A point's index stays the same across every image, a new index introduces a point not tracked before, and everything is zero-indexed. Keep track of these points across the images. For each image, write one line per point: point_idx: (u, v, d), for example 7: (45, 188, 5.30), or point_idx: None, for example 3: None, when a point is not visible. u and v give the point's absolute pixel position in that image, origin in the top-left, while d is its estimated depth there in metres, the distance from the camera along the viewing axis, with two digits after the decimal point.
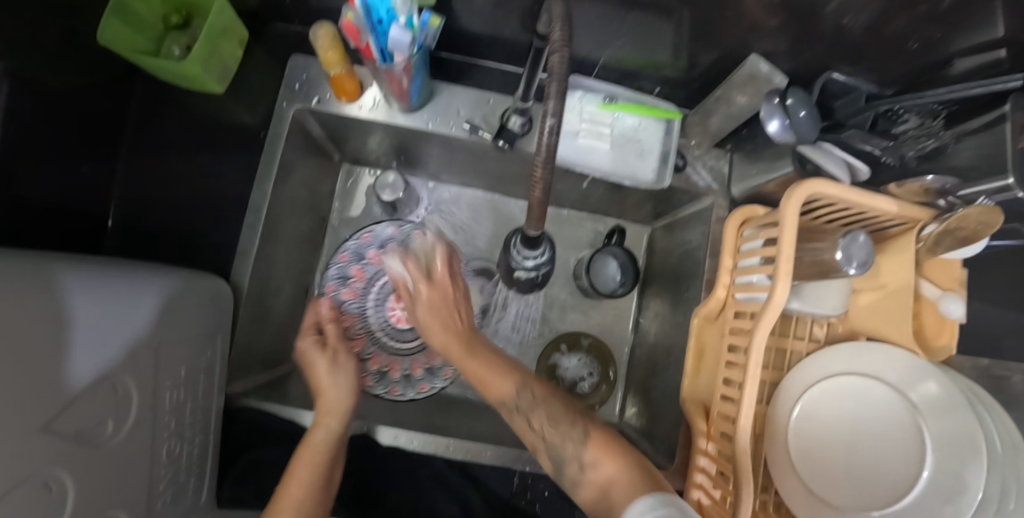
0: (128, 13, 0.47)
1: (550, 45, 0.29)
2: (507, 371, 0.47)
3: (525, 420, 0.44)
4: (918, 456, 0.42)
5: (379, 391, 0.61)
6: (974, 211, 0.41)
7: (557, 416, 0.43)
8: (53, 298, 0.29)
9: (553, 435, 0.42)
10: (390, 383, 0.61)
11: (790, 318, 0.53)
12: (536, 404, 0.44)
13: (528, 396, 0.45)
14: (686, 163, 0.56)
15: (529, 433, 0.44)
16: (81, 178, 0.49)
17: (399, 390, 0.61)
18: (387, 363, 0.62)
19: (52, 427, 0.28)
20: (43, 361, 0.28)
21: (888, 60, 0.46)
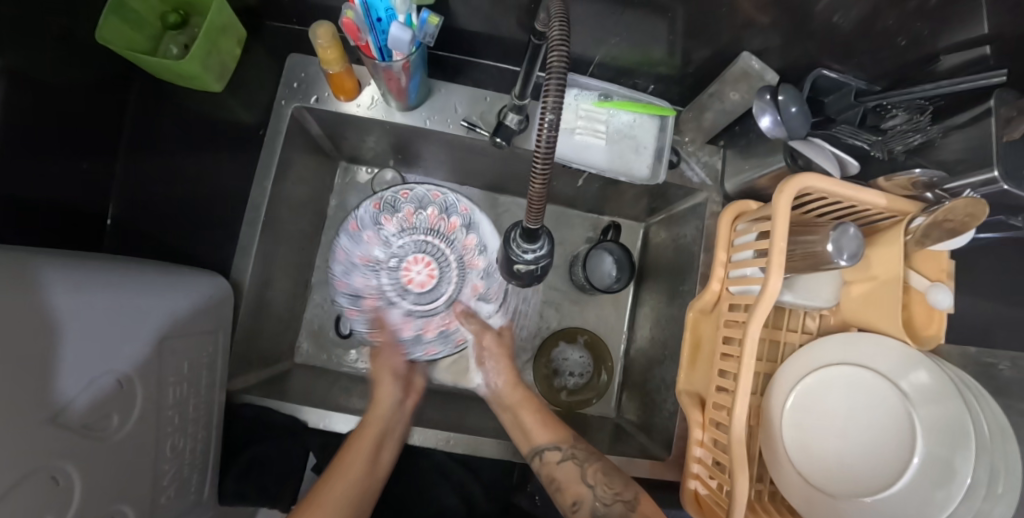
0: (127, 11, 0.47)
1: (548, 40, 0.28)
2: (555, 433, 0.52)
3: (578, 468, 0.49)
4: (908, 443, 0.42)
5: (416, 352, 0.62)
6: (960, 204, 0.41)
7: (612, 474, 0.47)
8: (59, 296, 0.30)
9: (604, 488, 0.47)
10: (426, 344, 0.62)
11: (783, 310, 0.54)
12: (591, 454, 0.50)
13: (578, 453, 0.50)
14: (680, 159, 0.57)
15: (576, 482, 0.48)
16: (79, 175, 0.49)
17: (434, 350, 0.62)
18: (422, 326, 0.62)
19: (60, 420, 0.29)
20: (38, 359, 0.28)
21: (877, 56, 0.46)
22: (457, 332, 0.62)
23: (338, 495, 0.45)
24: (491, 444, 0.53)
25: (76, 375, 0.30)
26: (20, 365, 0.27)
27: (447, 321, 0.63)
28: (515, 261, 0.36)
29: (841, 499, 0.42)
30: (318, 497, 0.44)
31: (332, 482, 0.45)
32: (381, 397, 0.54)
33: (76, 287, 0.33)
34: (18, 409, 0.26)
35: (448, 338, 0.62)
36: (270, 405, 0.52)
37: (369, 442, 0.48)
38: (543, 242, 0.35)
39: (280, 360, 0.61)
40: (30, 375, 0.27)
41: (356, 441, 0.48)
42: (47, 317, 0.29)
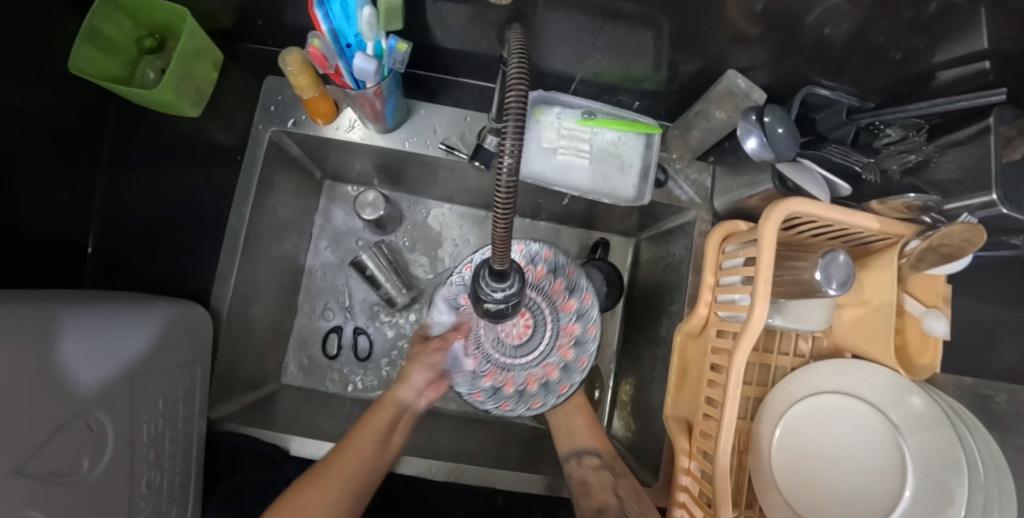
0: (100, 38, 0.47)
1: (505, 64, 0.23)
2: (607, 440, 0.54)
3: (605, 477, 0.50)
4: (900, 476, 0.41)
5: (489, 408, 0.51)
6: (957, 228, 0.39)
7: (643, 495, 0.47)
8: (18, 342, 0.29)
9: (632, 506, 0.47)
10: (501, 398, 0.51)
11: (775, 333, 0.53)
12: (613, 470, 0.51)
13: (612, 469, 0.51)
14: (667, 177, 0.56)
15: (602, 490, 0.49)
16: (56, 205, 0.48)
17: (481, 399, 0.51)
18: (503, 379, 0.52)
19: (26, 469, 0.28)
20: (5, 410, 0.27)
21: (870, 72, 0.44)
22: (563, 379, 0.51)
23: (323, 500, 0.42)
24: (476, 470, 0.52)
25: (42, 422, 0.29)
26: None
27: (563, 354, 0.52)
28: (484, 300, 0.35)
29: None
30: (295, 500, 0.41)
31: (310, 489, 0.42)
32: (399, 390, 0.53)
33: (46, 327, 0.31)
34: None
35: (523, 397, 0.51)
36: (252, 432, 0.51)
37: (354, 448, 0.47)
38: (513, 279, 0.34)
39: (266, 384, 0.61)
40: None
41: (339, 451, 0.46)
42: (16, 361, 0.29)
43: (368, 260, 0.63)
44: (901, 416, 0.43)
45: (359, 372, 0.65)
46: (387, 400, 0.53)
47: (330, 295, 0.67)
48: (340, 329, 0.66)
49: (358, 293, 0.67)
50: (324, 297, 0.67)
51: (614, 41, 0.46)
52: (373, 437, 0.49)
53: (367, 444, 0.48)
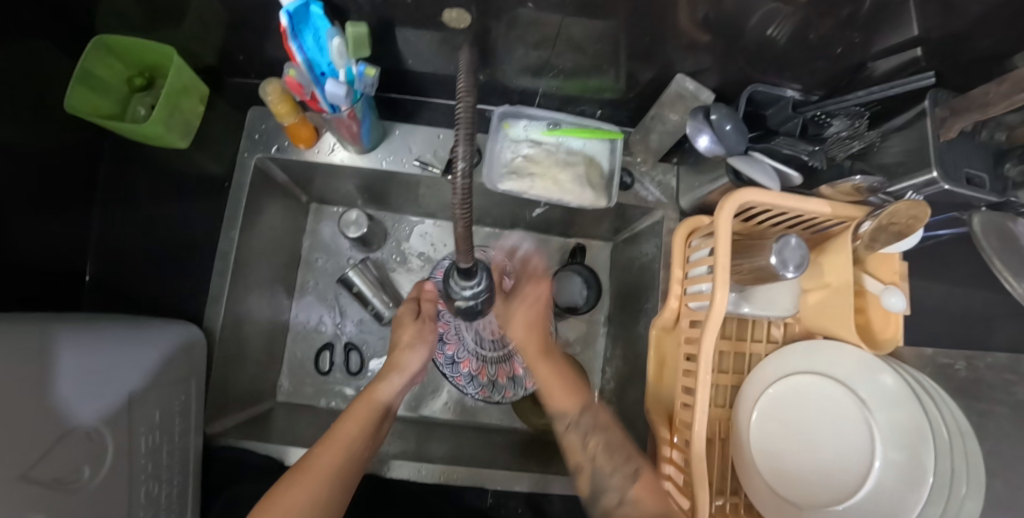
0: (93, 80, 0.51)
1: None
2: (575, 389, 0.55)
3: (581, 437, 0.51)
4: (870, 448, 0.42)
5: (470, 391, 0.65)
6: (902, 206, 0.41)
7: (613, 448, 0.48)
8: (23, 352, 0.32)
9: (605, 462, 0.47)
10: (478, 385, 0.65)
11: (747, 322, 0.54)
12: (596, 427, 0.51)
13: (589, 419, 0.52)
14: (634, 180, 0.59)
15: (577, 451, 0.50)
16: (54, 237, 0.51)
17: (462, 383, 0.64)
18: (494, 372, 0.64)
19: (30, 475, 0.31)
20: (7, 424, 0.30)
21: (812, 68, 0.47)
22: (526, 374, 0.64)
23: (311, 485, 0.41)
24: (465, 471, 0.52)
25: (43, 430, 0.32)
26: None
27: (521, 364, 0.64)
28: (455, 297, 0.37)
29: (807, 510, 0.42)
30: (307, 465, 0.43)
31: (321, 453, 0.44)
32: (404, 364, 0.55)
33: None
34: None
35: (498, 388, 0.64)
36: (247, 446, 0.52)
37: (357, 422, 0.49)
38: (481, 277, 0.37)
39: (261, 401, 0.63)
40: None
41: (342, 424, 0.48)
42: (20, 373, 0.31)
43: (356, 277, 0.65)
44: (871, 391, 0.43)
45: (352, 387, 0.67)
46: (378, 390, 0.53)
47: (321, 313, 0.70)
48: (332, 345, 0.68)
49: (349, 310, 0.70)
50: (314, 315, 0.70)
51: (567, 55, 0.50)
52: (372, 414, 0.51)
53: (366, 423, 0.49)
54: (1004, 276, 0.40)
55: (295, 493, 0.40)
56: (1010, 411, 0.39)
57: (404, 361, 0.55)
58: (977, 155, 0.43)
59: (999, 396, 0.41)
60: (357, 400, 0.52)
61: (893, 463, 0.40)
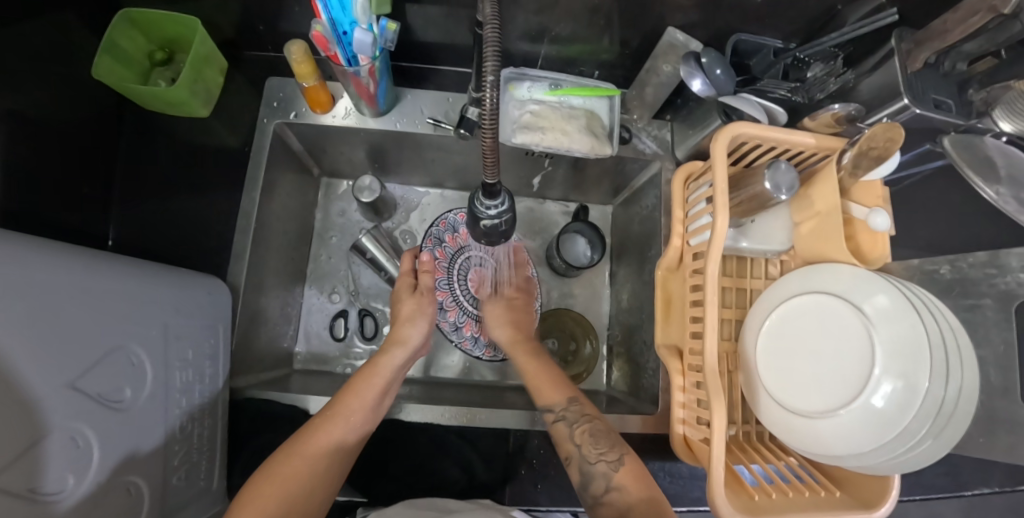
0: (117, 50, 0.54)
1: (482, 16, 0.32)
2: (561, 383, 0.53)
3: (568, 427, 0.49)
4: (870, 358, 0.43)
5: (479, 354, 0.67)
6: (879, 130, 0.45)
7: (598, 434, 0.47)
8: (79, 271, 0.34)
9: (590, 448, 0.46)
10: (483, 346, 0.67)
11: (745, 260, 0.58)
12: (583, 416, 0.49)
13: (576, 410, 0.50)
14: (632, 135, 0.63)
15: (567, 441, 0.48)
16: (81, 200, 0.53)
17: (469, 346, 0.67)
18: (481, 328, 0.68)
19: (78, 384, 0.32)
20: (66, 330, 0.31)
21: (791, 17, 0.51)
22: None
23: (316, 453, 0.43)
24: (485, 413, 0.54)
25: (90, 348, 0.33)
26: (49, 327, 0.30)
27: (521, 313, 0.68)
28: (480, 217, 0.40)
29: (817, 419, 0.44)
30: (303, 444, 0.43)
31: (327, 428, 0.46)
32: (402, 334, 0.58)
33: (88, 270, 0.35)
34: (39, 367, 0.28)
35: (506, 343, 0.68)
36: (272, 396, 0.54)
37: (360, 402, 0.49)
38: (504, 197, 0.40)
39: (279, 365, 0.64)
40: (56, 340, 0.30)
41: (346, 401, 0.49)
42: (77, 290, 0.33)
43: (368, 242, 0.67)
44: (871, 307, 0.45)
45: (366, 351, 0.68)
46: (383, 364, 0.54)
47: (334, 281, 0.71)
48: (346, 311, 0.69)
49: (363, 277, 0.71)
50: (328, 284, 0.71)
51: (567, 18, 0.54)
52: (374, 390, 0.51)
53: (365, 401, 0.50)
54: (977, 183, 0.44)
55: (292, 468, 0.41)
56: (994, 301, 0.43)
57: (404, 335, 0.58)
58: (943, 86, 0.48)
59: (983, 289, 0.44)
60: (357, 376, 0.52)
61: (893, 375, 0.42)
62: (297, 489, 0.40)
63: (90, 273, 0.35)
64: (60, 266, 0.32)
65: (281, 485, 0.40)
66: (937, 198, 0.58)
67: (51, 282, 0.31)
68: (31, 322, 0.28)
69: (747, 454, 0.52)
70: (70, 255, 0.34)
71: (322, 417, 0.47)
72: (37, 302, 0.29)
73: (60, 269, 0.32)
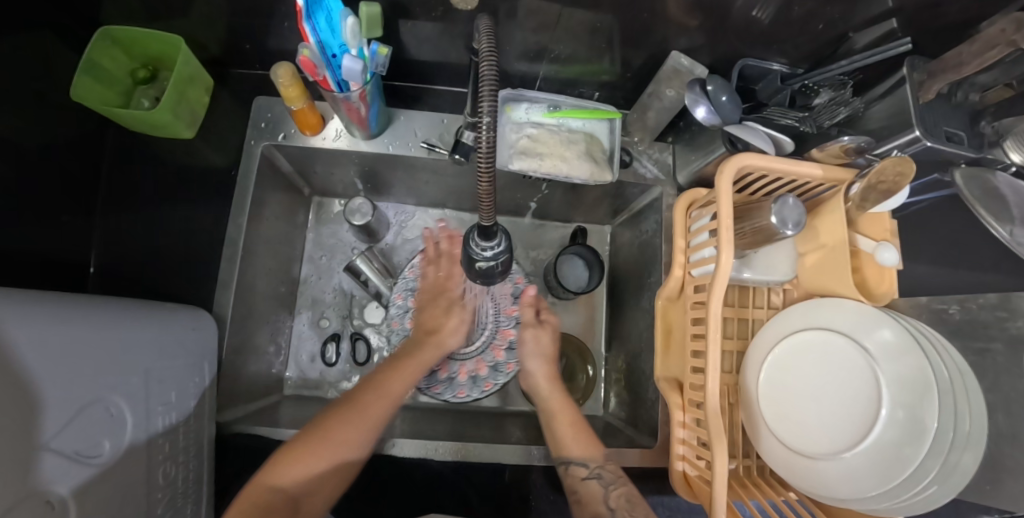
0: (98, 70, 0.52)
1: (480, 56, 0.30)
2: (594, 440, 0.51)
3: (603, 485, 0.47)
4: (876, 397, 0.43)
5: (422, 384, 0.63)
6: (889, 163, 0.43)
7: (635, 500, 0.45)
8: (53, 322, 0.32)
9: (625, 514, 0.44)
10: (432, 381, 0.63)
11: (748, 290, 0.56)
12: (618, 477, 0.48)
13: (609, 471, 0.49)
14: (632, 158, 0.62)
15: (597, 500, 0.46)
16: (59, 227, 0.50)
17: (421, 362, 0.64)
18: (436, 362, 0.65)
19: (54, 444, 0.30)
20: (38, 389, 0.29)
21: (797, 43, 0.50)
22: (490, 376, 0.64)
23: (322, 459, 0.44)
24: (480, 447, 0.54)
25: (67, 404, 0.31)
26: (23, 385, 0.28)
27: (496, 355, 0.65)
28: (475, 259, 0.38)
29: (821, 459, 0.43)
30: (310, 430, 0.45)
31: (349, 417, 0.46)
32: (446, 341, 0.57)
33: (62, 318, 0.33)
34: (11, 431, 0.27)
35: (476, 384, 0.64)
36: (262, 431, 0.53)
37: (398, 383, 0.51)
38: (500, 239, 0.38)
39: (269, 393, 0.62)
40: (29, 399, 0.28)
41: (372, 387, 0.50)
42: (50, 343, 0.31)
43: (362, 264, 0.66)
44: (874, 343, 0.45)
45: (358, 377, 0.67)
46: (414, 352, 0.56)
47: (325, 304, 0.70)
48: (338, 336, 0.68)
49: (356, 300, 0.70)
50: (320, 307, 0.70)
51: (567, 39, 0.51)
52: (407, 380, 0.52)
53: (395, 388, 0.51)
54: (990, 222, 0.42)
55: (305, 449, 0.44)
56: (1004, 346, 0.42)
57: (445, 339, 0.57)
58: (955, 116, 0.47)
59: (994, 332, 0.43)
60: (376, 380, 0.51)
61: (902, 413, 0.42)
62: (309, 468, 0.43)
63: (66, 322, 0.33)
64: (32, 318, 0.30)
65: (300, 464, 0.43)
66: (942, 227, 0.57)
67: (22, 337, 0.29)
68: (6, 382, 0.26)
69: (747, 489, 0.50)
70: (42, 303, 0.32)
71: (347, 405, 0.47)
72: (10, 360, 0.27)
73: (30, 321, 0.30)
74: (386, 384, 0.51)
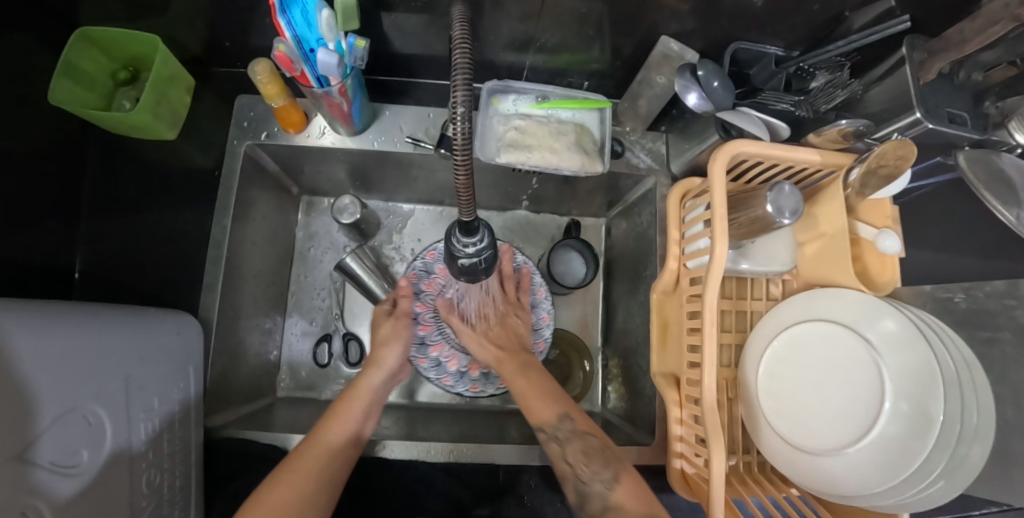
0: (77, 72, 0.51)
1: (453, 41, 0.29)
2: (549, 396, 0.52)
3: (561, 446, 0.48)
4: (879, 390, 0.41)
5: (460, 390, 0.63)
6: (890, 146, 0.41)
7: (591, 453, 0.46)
8: (25, 331, 0.31)
9: (584, 467, 0.46)
10: (469, 381, 0.63)
11: (745, 281, 0.55)
12: (575, 434, 0.48)
13: (568, 426, 0.49)
14: (624, 149, 0.60)
15: (560, 460, 0.48)
16: (43, 233, 0.50)
17: (450, 382, 0.63)
18: (466, 363, 0.64)
19: (31, 455, 0.29)
20: (11, 399, 0.28)
21: (793, 25, 0.48)
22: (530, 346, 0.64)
23: (290, 492, 0.42)
24: (473, 449, 0.54)
25: (42, 413, 0.31)
26: None
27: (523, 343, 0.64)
28: (458, 256, 0.37)
29: (822, 455, 0.41)
30: (298, 457, 0.45)
31: (322, 435, 0.47)
32: (386, 359, 0.57)
33: (36, 326, 0.32)
34: None
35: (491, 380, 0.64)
36: (250, 436, 0.52)
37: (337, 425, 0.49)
38: (483, 234, 0.37)
39: (261, 396, 0.61)
40: (2, 408, 0.28)
41: (320, 437, 0.47)
42: (21, 352, 0.30)
43: (354, 263, 0.63)
44: (876, 334, 0.43)
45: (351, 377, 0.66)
46: (364, 385, 0.54)
47: (318, 305, 0.69)
48: (330, 337, 0.67)
49: (350, 301, 0.68)
50: (312, 307, 0.69)
51: (554, 27, 0.50)
52: (355, 417, 0.51)
53: (346, 427, 0.49)
54: (995, 206, 0.40)
55: (286, 488, 0.42)
56: (1012, 335, 0.40)
57: (383, 358, 0.57)
58: (958, 96, 0.45)
59: (1001, 321, 0.42)
60: (342, 400, 0.52)
61: (906, 406, 0.40)
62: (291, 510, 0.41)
63: (40, 329, 0.32)
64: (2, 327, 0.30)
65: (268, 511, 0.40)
66: (943, 213, 0.55)
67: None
68: None
69: (746, 486, 0.49)
70: (15, 310, 0.31)
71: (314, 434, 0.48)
72: None
73: (4, 328, 0.30)
74: (329, 425, 0.49)
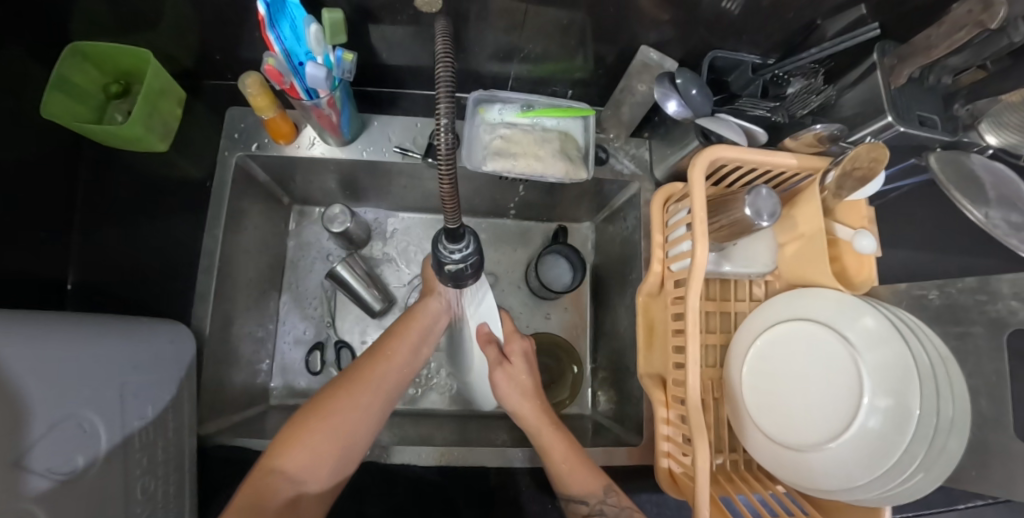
0: (70, 86, 0.52)
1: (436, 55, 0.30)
2: (593, 468, 0.49)
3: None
4: (858, 386, 0.42)
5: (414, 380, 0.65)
6: (862, 150, 0.42)
7: None
8: (22, 340, 0.32)
9: None
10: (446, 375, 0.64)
11: (729, 282, 0.56)
12: (623, 509, 0.46)
13: (614, 500, 0.47)
14: (609, 155, 0.62)
15: None
16: (36, 244, 0.50)
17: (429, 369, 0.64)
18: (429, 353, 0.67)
19: (28, 462, 0.30)
20: (7, 406, 0.29)
21: (768, 33, 0.49)
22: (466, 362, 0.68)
23: (327, 424, 0.44)
24: (462, 452, 0.55)
25: (38, 420, 0.31)
26: None
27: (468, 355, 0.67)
28: (445, 262, 0.38)
29: (805, 450, 0.42)
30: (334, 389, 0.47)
31: (368, 360, 0.50)
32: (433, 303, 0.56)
33: (31, 335, 0.33)
34: None
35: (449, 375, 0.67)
36: (244, 442, 0.53)
37: (386, 352, 0.51)
38: (468, 241, 0.38)
39: (254, 404, 0.62)
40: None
41: (370, 363, 0.50)
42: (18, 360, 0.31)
43: (344, 271, 0.64)
44: (854, 332, 0.44)
45: (344, 383, 0.67)
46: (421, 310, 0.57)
47: (310, 312, 0.70)
48: (322, 345, 0.67)
49: (342, 308, 0.69)
50: (304, 314, 0.69)
51: (537, 37, 0.51)
52: (408, 345, 0.53)
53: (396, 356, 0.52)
54: (964, 205, 0.41)
55: (323, 414, 0.44)
56: (983, 330, 0.42)
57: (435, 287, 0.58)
58: (928, 100, 0.46)
59: (974, 316, 0.43)
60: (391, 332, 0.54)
61: (884, 400, 0.41)
62: (326, 444, 0.43)
63: (36, 339, 0.33)
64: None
65: (309, 440, 0.42)
66: (918, 214, 0.56)
67: None
68: None
69: (733, 484, 0.50)
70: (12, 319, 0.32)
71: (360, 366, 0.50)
72: None
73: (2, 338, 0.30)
74: (382, 351, 0.51)
